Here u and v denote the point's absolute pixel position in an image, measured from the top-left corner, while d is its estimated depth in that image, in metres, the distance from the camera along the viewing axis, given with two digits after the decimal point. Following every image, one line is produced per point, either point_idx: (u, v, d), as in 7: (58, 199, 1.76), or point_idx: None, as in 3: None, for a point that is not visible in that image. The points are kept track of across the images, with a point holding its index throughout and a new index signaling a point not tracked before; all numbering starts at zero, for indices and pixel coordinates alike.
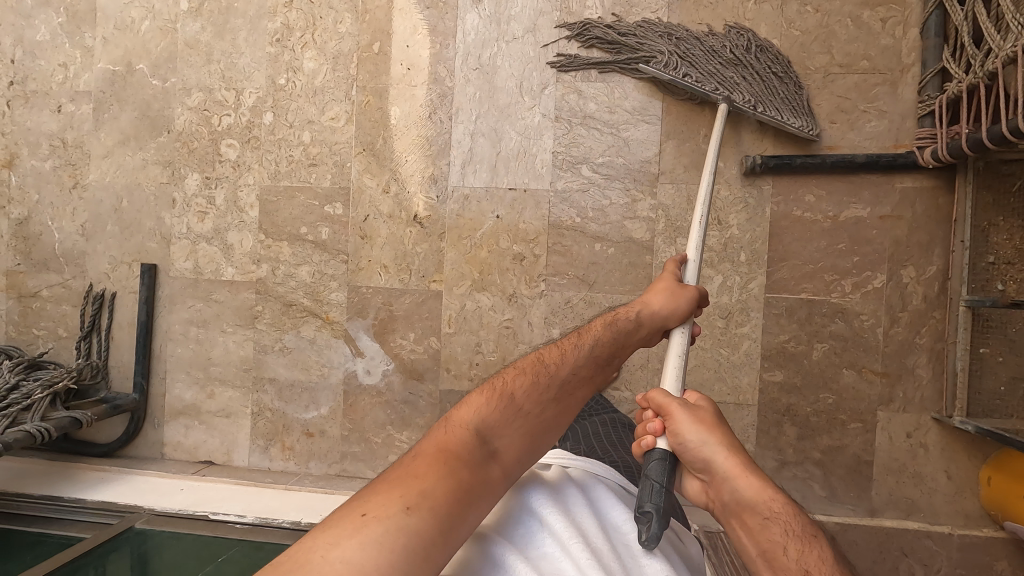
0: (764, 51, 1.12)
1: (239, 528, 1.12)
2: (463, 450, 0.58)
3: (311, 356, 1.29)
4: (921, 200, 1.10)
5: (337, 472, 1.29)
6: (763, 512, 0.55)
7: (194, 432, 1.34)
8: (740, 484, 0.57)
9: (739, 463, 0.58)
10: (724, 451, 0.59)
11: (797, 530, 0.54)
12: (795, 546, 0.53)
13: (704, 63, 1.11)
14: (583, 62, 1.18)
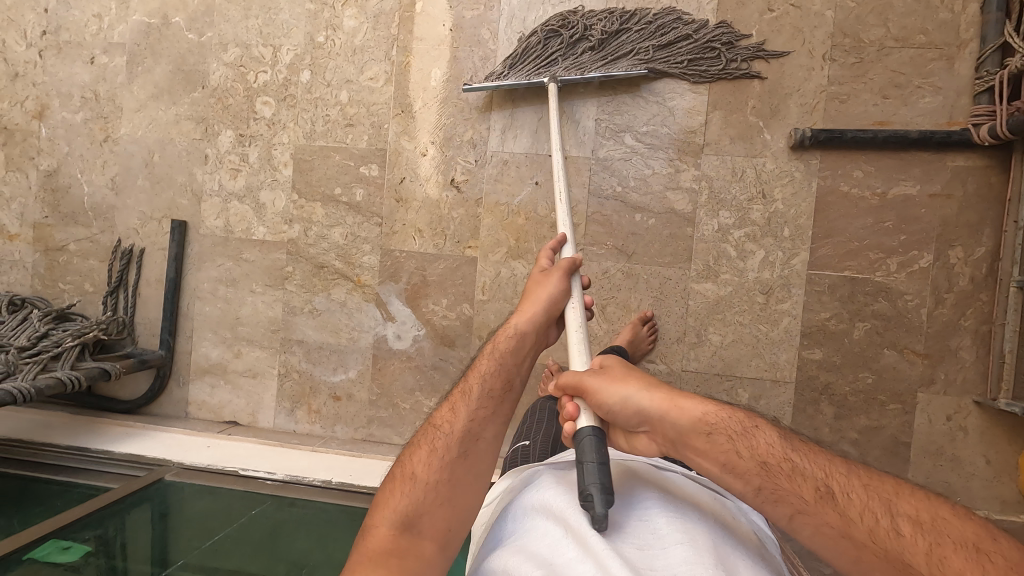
0: (690, 32, 1.13)
1: (270, 484, 1.11)
2: (388, 548, 0.65)
3: (341, 319, 1.28)
4: (972, 179, 1.08)
5: (364, 436, 1.28)
6: (705, 428, 0.63)
7: (220, 391, 1.32)
8: (672, 417, 0.65)
9: (665, 398, 0.66)
10: (647, 396, 0.67)
11: (737, 429, 0.63)
12: (752, 447, 0.61)
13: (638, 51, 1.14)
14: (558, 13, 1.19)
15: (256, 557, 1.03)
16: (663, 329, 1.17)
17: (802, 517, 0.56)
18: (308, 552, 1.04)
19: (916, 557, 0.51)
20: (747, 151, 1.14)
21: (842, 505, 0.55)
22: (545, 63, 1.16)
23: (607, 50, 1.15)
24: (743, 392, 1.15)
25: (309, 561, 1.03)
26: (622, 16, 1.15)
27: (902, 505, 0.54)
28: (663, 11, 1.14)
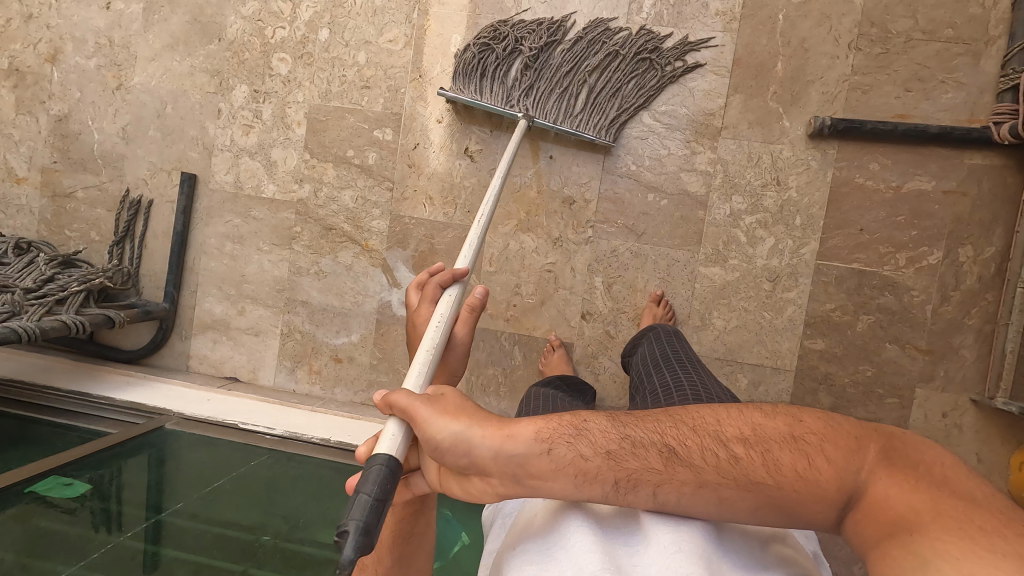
0: (620, 49, 1.15)
1: (268, 439, 1.12)
2: None
3: (347, 282, 1.28)
4: (988, 177, 1.07)
5: (363, 400, 1.28)
6: (543, 449, 0.55)
7: (222, 347, 1.33)
8: (510, 448, 0.54)
9: (496, 427, 0.56)
10: (479, 431, 0.55)
11: (568, 432, 0.56)
12: (577, 437, 0.56)
13: (608, 87, 1.15)
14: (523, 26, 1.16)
15: (251, 511, 1.03)
16: (667, 311, 1.18)
17: (665, 489, 0.53)
18: (301, 509, 1.05)
19: (763, 474, 0.51)
20: (765, 137, 1.13)
21: (692, 458, 0.53)
22: (499, 99, 1.15)
23: (553, 76, 1.16)
24: (743, 377, 1.16)
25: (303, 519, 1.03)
26: (549, 33, 1.16)
27: (727, 430, 0.55)
28: (589, 25, 1.16)
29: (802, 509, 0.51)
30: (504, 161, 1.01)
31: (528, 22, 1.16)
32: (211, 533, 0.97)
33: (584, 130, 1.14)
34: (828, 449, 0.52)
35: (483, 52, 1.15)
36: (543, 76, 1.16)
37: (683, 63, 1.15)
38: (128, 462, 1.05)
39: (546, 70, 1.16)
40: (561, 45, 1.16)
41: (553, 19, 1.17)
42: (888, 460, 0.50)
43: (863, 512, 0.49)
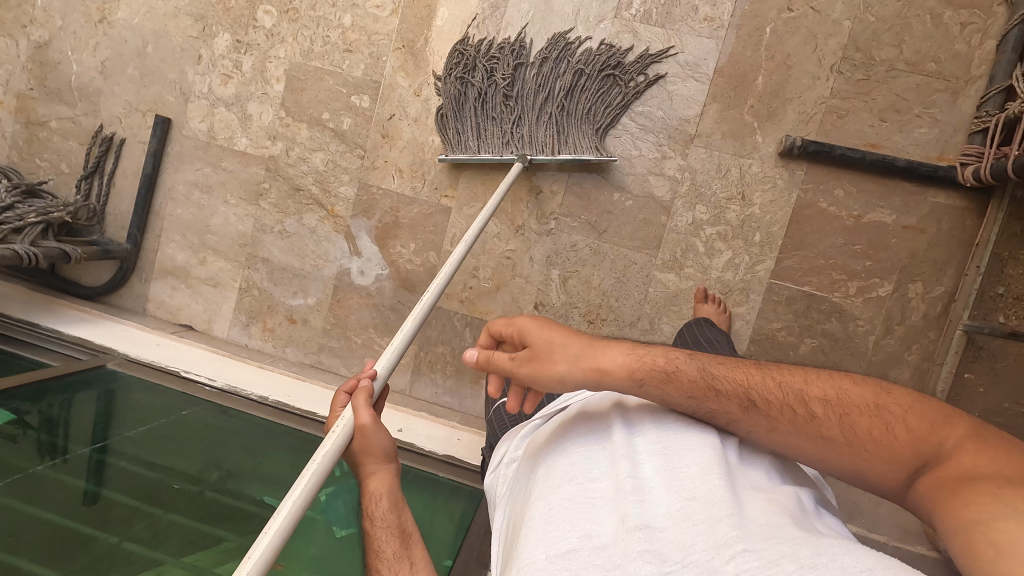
0: (583, 64, 1.14)
1: (206, 390, 1.13)
2: None
3: (309, 244, 1.28)
4: (948, 218, 1.08)
5: (313, 362, 1.30)
6: (638, 383, 0.61)
7: (180, 293, 1.34)
8: (607, 382, 0.61)
9: (599, 358, 0.61)
10: (577, 360, 0.61)
11: (660, 375, 0.61)
12: (669, 377, 0.60)
13: (589, 102, 1.14)
14: (481, 56, 1.17)
15: (185, 457, 1.03)
16: (618, 311, 1.19)
17: (740, 424, 0.59)
18: (237, 461, 1.05)
19: (837, 433, 0.56)
20: (736, 150, 1.13)
21: (772, 412, 0.58)
22: (488, 143, 1.17)
23: (531, 103, 1.15)
24: None
25: (240, 473, 1.03)
26: (514, 57, 1.16)
27: (812, 391, 0.58)
28: (549, 44, 1.16)
29: (870, 467, 0.55)
30: (472, 230, 0.93)
31: (491, 54, 1.17)
32: (144, 475, 0.97)
33: (584, 153, 1.13)
34: (911, 418, 0.54)
35: (462, 97, 1.18)
36: (523, 106, 1.16)
37: (645, 77, 1.15)
38: (72, 395, 1.06)
39: (524, 98, 1.16)
40: (530, 69, 1.16)
41: (511, 43, 1.17)
42: (979, 436, 0.52)
43: (936, 474, 0.51)
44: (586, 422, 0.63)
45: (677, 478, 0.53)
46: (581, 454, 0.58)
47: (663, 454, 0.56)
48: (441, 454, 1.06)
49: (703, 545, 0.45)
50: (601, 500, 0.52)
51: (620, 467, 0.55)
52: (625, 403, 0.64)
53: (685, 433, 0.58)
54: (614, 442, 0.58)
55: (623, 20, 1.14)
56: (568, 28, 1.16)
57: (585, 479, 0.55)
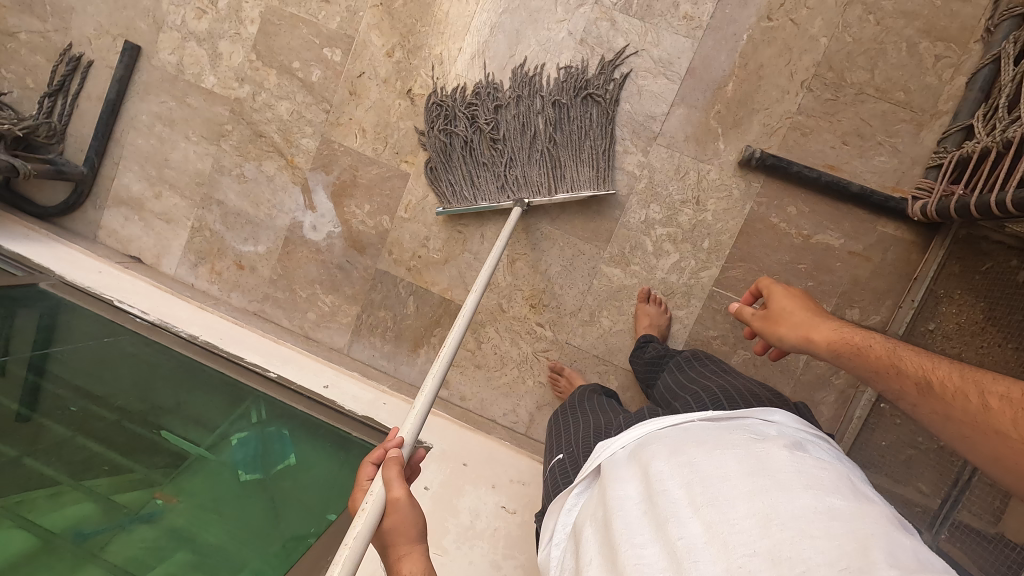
0: (557, 94, 1.13)
1: (136, 321, 1.10)
2: None
3: (265, 192, 1.27)
4: (894, 249, 1.08)
5: (256, 310, 1.30)
6: (839, 351, 0.69)
7: (133, 224, 1.33)
8: (812, 350, 0.72)
9: (815, 329, 0.72)
10: (793, 329, 0.74)
11: (854, 349, 0.68)
12: (860, 352, 0.67)
13: (572, 130, 1.12)
14: (462, 102, 1.17)
15: (105, 383, 0.99)
16: (561, 299, 1.20)
17: (921, 408, 0.59)
18: (158, 394, 1.00)
19: (1003, 425, 0.50)
20: (697, 154, 1.13)
21: (943, 396, 0.57)
22: (484, 190, 1.15)
23: (520, 141, 1.13)
24: (613, 379, 1.19)
25: (160, 403, 0.99)
26: (491, 100, 1.15)
27: (994, 385, 0.53)
28: (516, 81, 1.15)
29: None
30: (480, 279, 0.94)
31: (468, 102, 1.16)
32: (64, 391, 0.96)
33: (581, 187, 1.12)
34: None
35: (449, 147, 1.17)
36: (512, 147, 1.13)
37: (615, 84, 1.13)
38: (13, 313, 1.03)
39: (511, 139, 1.13)
40: (510, 109, 1.14)
41: (485, 87, 1.16)
42: None
43: None
44: (624, 483, 0.61)
45: (728, 523, 0.50)
46: (620, 522, 0.56)
47: (706, 500, 0.53)
48: (360, 415, 1.04)
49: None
50: (653, 567, 0.50)
51: (667, 528, 0.52)
52: (655, 454, 0.62)
53: (731, 468, 0.55)
54: (655, 500, 0.56)
55: (603, 7, 1.13)
56: (542, 12, 1.15)
57: (633, 546, 0.52)
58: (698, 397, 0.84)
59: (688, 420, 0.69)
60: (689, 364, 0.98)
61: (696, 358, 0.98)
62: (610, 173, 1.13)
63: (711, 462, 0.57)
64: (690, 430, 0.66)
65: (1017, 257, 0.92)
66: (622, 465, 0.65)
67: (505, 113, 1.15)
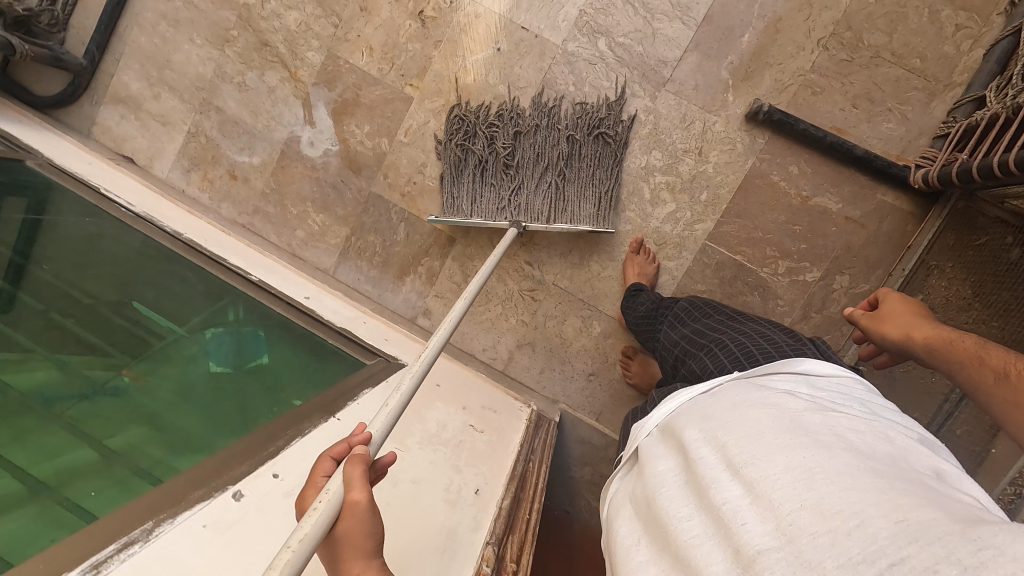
0: (572, 129, 1.11)
1: (121, 211, 1.10)
2: None
3: (264, 103, 1.25)
4: (891, 219, 1.08)
5: (244, 222, 1.30)
6: (899, 334, 0.74)
7: (128, 124, 1.32)
8: (881, 334, 0.76)
9: (888, 316, 0.77)
10: (870, 317, 0.79)
11: (910, 331, 0.72)
12: (915, 335, 0.71)
13: (581, 169, 1.11)
14: (482, 122, 1.14)
15: (82, 255, 0.97)
16: (552, 240, 1.19)
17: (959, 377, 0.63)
18: (137, 278, 0.99)
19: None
20: (704, 104, 1.11)
21: (976, 366, 0.62)
22: (483, 207, 1.11)
23: (531, 172, 1.10)
24: (595, 325, 1.19)
25: (136, 288, 0.97)
26: (513, 125, 1.12)
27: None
28: (537, 110, 1.13)
29: None
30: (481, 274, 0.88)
31: (490, 121, 1.13)
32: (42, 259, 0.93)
33: (580, 222, 1.10)
34: None
35: (461, 163, 1.14)
36: (523, 175, 1.11)
37: (625, 126, 1.13)
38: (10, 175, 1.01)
39: (524, 167, 1.11)
40: (528, 137, 1.12)
41: (508, 109, 1.14)
42: None
43: None
44: (664, 459, 0.57)
45: (770, 482, 0.44)
46: (663, 498, 0.52)
47: (746, 459, 0.48)
48: (338, 326, 1.07)
49: (832, 559, 0.36)
50: (700, 536, 0.45)
51: (710, 497, 0.47)
52: (689, 425, 0.58)
53: (765, 426, 0.51)
54: (695, 470, 0.51)
55: None
56: None
57: (677, 520, 0.48)
58: (713, 353, 0.78)
59: (718, 391, 0.65)
60: (676, 324, 0.94)
61: (686, 316, 0.94)
62: (614, 217, 1.12)
63: (748, 425, 0.52)
64: (722, 396, 0.61)
65: (1014, 234, 0.88)
66: (658, 443, 0.61)
67: (522, 141, 1.12)
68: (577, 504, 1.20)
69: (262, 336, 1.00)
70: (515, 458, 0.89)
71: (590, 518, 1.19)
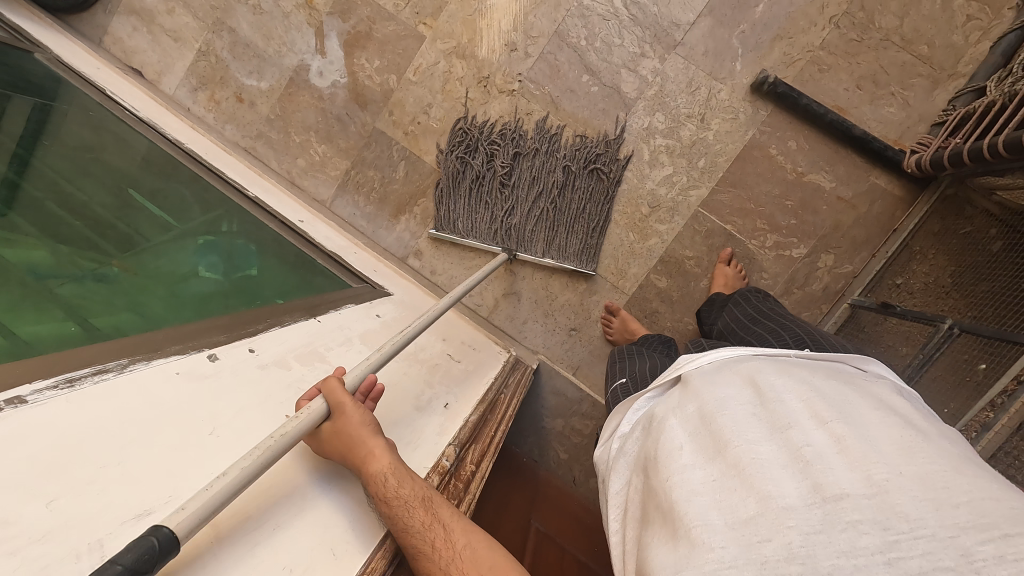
0: (569, 159, 1.16)
1: (125, 113, 1.11)
2: None
3: (277, 28, 1.25)
4: (882, 202, 1.09)
5: (246, 146, 1.31)
6: None
7: (140, 37, 1.32)
8: None
9: None
10: None
11: None
12: None
13: (573, 203, 1.16)
14: (479, 136, 1.19)
15: (79, 141, 0.98)
16: None
17: None
18: (134, 172, 1.00)
19: None
20: (712, 70, 1.12)
21: None
22: (477, 228, 1.19)
23: (525, 195, 1.16)
24: (582, 280, 1.20)
25: (136, 183, 0.98)
26: (513, 145, 1.17)
27: None
28: (539, 134, 1.17)
29: None
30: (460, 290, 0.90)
31: (491, 138, 1.18)
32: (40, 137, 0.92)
33: (566, 258, 1.17)
34: None
35: (459, 175, 1.19)
36: (517, 197, 1.17)
37: (619, 164, 1.16)
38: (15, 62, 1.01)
39: (519, 188, 1.16)
40: (527, 160, 1.17)
41: (511, 129, 1.18)
42: None
43: None
44: (723, 385, 0.54)
45: (863, 439, 0.43)
46: (724, 419, 0.50)
47: (834, 415, 0.46)
48: (326, 250, 1.11)
49: (937, 521, 0.36)
50: (772, 462, 0.44)
51: (786, 434, 0.46)
52: (757, 368, 0.56)
53: (848, 396, 0.50)
54: (766, 407, 0.49)
55: None
56: None
57: (743, 442, 0.46)
58: (775, 333, 0.78)
59: (776, 352, 0.62)
60: (741, 301, 0.93)
61: (752, 296, 0.93)
62: (597, 254, 1.18)
63: (832, 389, 0.51)
64: (785, 358, 0.60)
65: (996, 227, 0.87)
66: (712, 371, 0.59)
67: (522, 166, 1.17)
68: (545, 454, 1.23)
69: (253, 246, 1.03)
70: (489, 387, 0.92)
71: (556, 468, 1.22)
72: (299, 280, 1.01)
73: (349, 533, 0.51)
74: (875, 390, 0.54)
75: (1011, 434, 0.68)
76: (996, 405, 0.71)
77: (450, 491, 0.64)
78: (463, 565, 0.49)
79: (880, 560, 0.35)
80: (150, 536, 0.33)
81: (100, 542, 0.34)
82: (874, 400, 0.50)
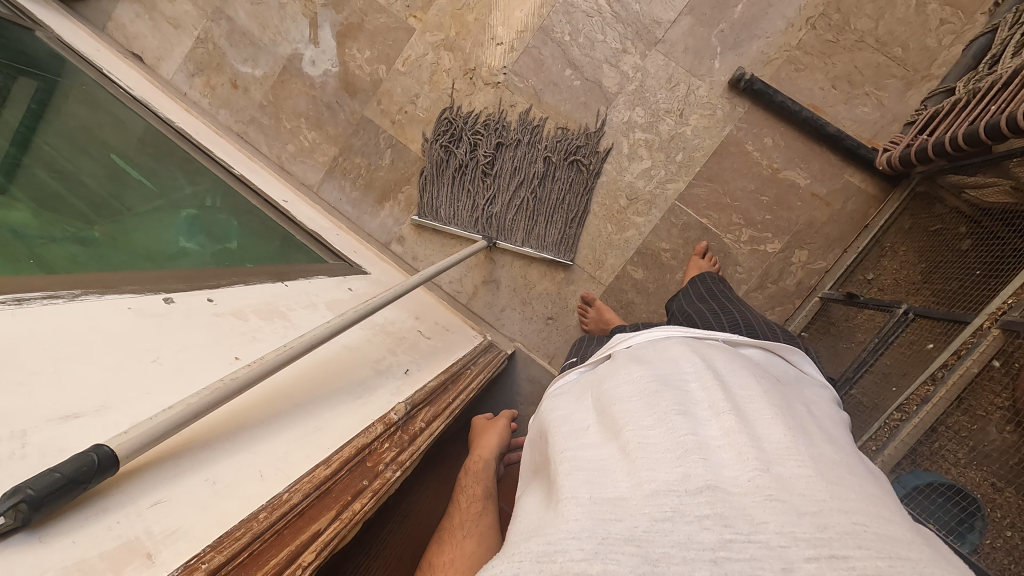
0: (550, 150, 1.18)
1: (118, 91, 1.15)
2: None
3: (273, 17, 1.29)
4: (855, 200, 1.11)
5: (239, 131, 1.35)
6: None
7: (142, 23, 1.36)
8: None
9: None
10: None
11: None
12: None
13: (553, 195, 1.18)
14: (461, 125, 1.22)
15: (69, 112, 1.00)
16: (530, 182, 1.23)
17: None
18: (120, 143, 1.02)
19: None
20: (691, 68, 1.15)
21: None
22: (459, 216, 1.22)
23: (506, 183, 1.18)
24: (560, 270, 1.22)
25: (125, 157, 1.01)
26: (496, 136, 1.20)
27: None
28: (521, 125, 1.20)
29: None
30: (433, 268, 0.91)
31: (475, 128, 1.21)
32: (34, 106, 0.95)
33: (544, 249, 1.19)
34: None
35: (442, 164, 1.22)
36: (498, 185, 1.19)
37: (599, 156, 1.19)
38: (16, 35, 1.04)
39: (501, 177, 1.19)
40: (509, 150, 1.19)
41: (494, 120, 1.21)
42: None
43: None
44: (642, 367, 0.55)
45: (748, 436, 0.42)
46: (625, 403, 0.49)
47: (729, 409, 0.46)
48: (308, 231, 1.14)
49: (777, 528, 0.34)
50: (653, 445, 0.43)
51: (676, 420, 0.45)
52: (678, 357, 0.55)
53: (753, 394, 0.49)
54: (669, 394, 0.49)
55: None
56: None
57: (631, 424, 0.46)
58: (725, 315, 0.80)
59: (712, 338, 0.63)
60: (696, 283, 0.96)
61: (706, 278, 0.96)
62: (576, 243, 1.20)
63: (741, 386, 0.50)
64: (715, 349, 0.59)
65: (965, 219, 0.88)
66: (639, 355, 0.59)
67: (502, 155, 1.19)
68: None
69: (235, 222, 1.06)
70: (457, 363, 0.93)
71: None
72: (280, 255, 1.03)
73: (292, 458, 0.49)
74: (789, 396, 0.53)
75: (948, 407, 0.70)
76: (937, 378, 0.72)
77: (396, 441, 0.65)
78: (475, 519, 0.67)
79: (708, 557, 0.34)
80: (90, 454, 0.34)
81: (23, 431, 0.36)
82: (777, 401, 0.49)
